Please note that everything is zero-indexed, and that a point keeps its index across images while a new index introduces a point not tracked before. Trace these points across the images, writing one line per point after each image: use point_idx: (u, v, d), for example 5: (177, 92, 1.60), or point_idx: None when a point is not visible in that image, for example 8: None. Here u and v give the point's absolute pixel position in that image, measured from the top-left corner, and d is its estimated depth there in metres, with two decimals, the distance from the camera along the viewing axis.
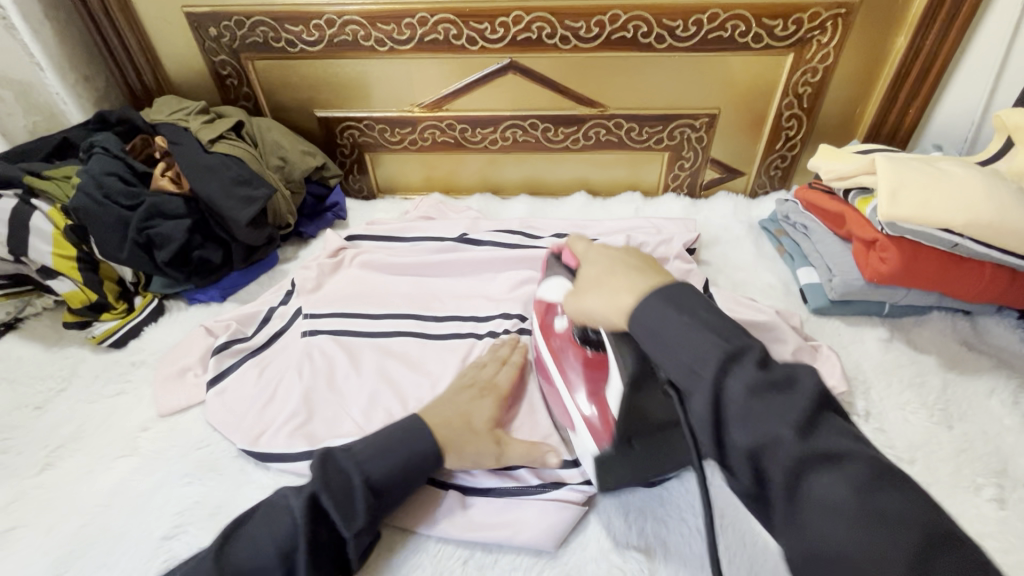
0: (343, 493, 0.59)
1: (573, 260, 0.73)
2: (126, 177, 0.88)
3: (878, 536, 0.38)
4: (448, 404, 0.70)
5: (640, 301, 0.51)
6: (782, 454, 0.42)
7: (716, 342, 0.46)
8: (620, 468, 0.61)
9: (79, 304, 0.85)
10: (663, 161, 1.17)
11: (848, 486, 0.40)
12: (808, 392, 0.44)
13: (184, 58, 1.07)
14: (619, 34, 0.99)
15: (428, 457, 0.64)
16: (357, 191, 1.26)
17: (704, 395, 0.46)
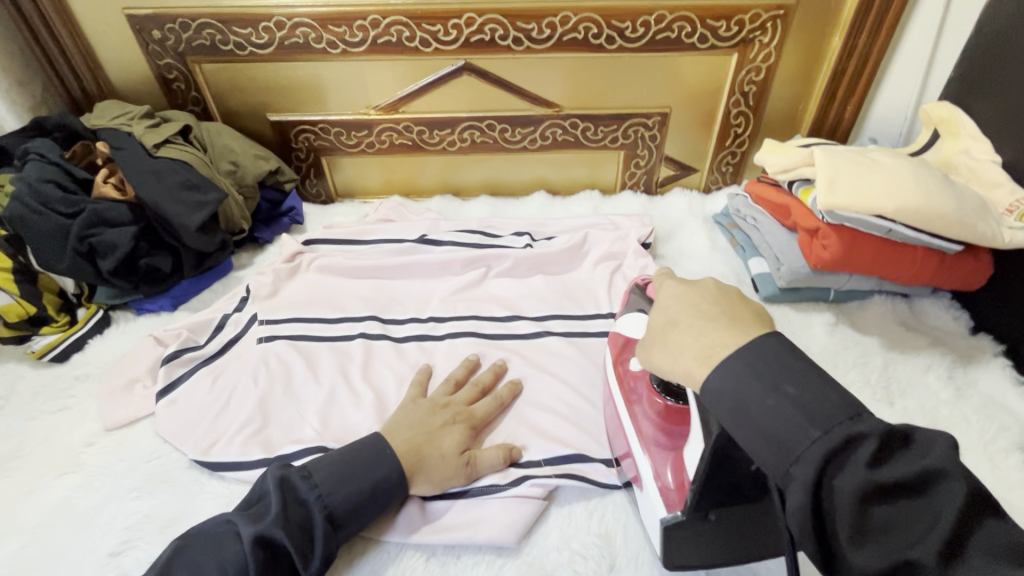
0: (299, 525, 0.57)
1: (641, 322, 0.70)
2: (66, 184, 0.84)
3: None
4: (418, 429, 0.67)
5: (714, 367, 0.49)
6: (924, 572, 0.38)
7: (816, 435, 0.42)
8: (687, 538, 0.57)
9: (15, 317, 0.80)
10: (620, 159, 1.20)
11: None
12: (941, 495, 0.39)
13: (127, 61, 1.04)
14: (571, 35, 1.01)
15: (392, 483, 0.62)
16: (315, 196, 1.24)
17: (804, 492, 0.41)
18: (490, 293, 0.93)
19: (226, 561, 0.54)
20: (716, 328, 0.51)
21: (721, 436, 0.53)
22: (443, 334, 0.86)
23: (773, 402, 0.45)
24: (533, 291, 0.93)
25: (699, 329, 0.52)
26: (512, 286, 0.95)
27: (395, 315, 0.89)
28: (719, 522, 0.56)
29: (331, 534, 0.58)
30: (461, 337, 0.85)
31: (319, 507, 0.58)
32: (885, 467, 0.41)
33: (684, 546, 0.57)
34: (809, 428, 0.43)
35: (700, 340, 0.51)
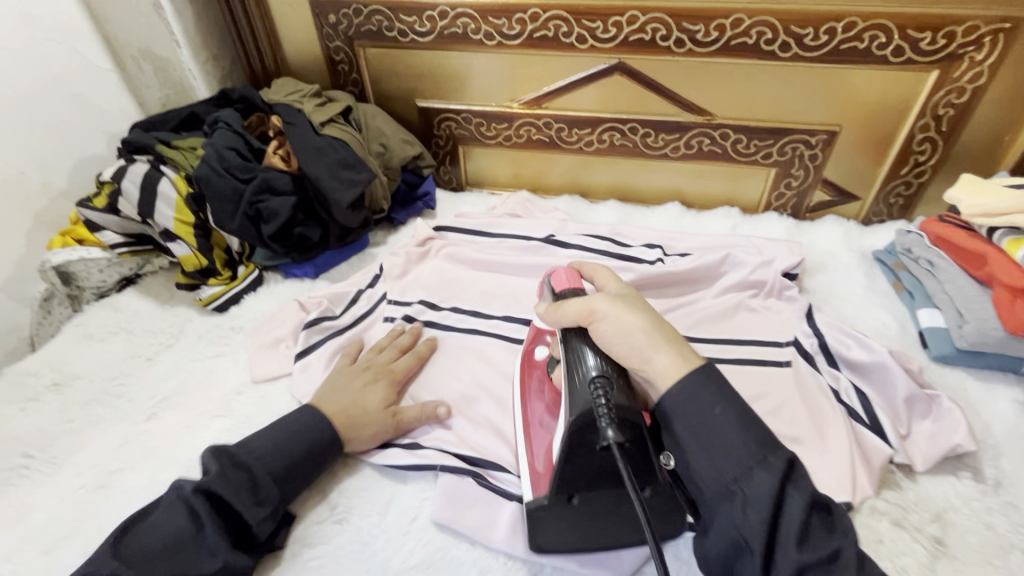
0: (246, 486, 0.59)
1: (573, 277, 0.71)
2: (244, 152, 0.93)
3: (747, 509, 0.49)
4: (343, 390, 0.71)
5: (685, 374, 0.55)
6: (837, 574, 0.46)
7: (771, 450, 0.50)
8: (551, 522, 0.58)
9: (191, 267, 0.91)
10: (769, 177, 1.10)
11: (780, 498, 0.48)
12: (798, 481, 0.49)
13: (303, 41, 1.12)
14: (740, 40, 0.93)
15: (325, 445, 0.65)
16: (446, 182, 1.27)
17: (772, 479, 0.49)
18: None
19: (179, 522, 0.55)
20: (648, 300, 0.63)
21: (584, 429, 0.57)
22: None
23: (729, 413, 0.52)
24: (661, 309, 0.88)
25: (663, 326, 0.60)
26: None
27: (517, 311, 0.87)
28: (581, 508, 0.58)
29: (274, 493, 0.60)
30: None
31: (258, 468, 0.60)
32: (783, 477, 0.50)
33: (551, 529, 0.58)
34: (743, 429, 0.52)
35: (663, 362, 0.56)
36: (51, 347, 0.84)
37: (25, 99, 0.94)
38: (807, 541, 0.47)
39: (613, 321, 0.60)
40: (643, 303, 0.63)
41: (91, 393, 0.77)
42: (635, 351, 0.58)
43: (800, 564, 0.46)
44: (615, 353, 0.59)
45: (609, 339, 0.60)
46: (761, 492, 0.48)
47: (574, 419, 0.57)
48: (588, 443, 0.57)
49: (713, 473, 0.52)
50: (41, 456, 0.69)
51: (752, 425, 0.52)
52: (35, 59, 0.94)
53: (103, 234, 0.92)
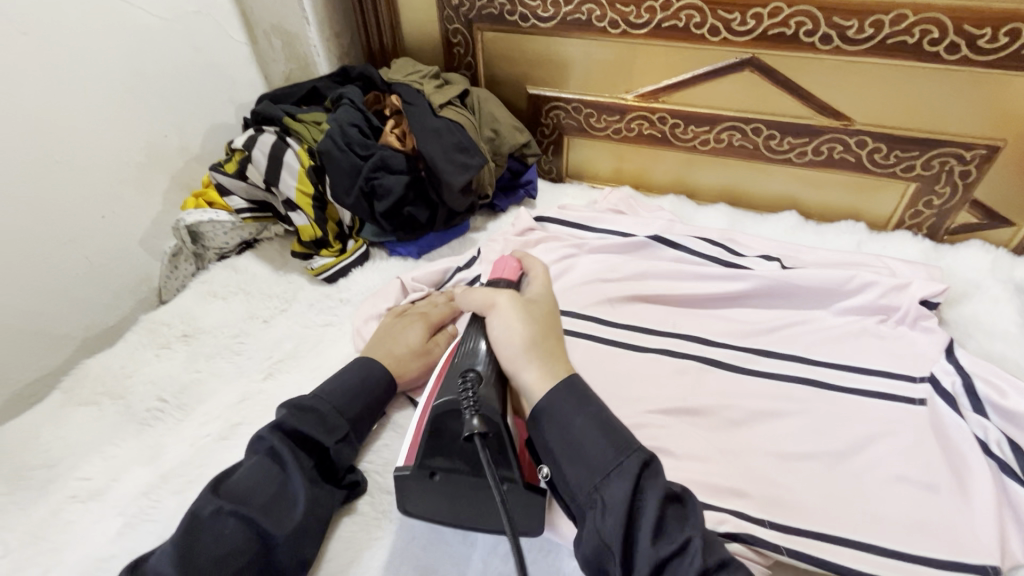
0: (317, 423, 0.63)
1: (510, 265, 0.74)
2: (364, 129, 0.95)
3: (610, 508, 0.49)
4: (384, 338, 0.76)
5: (557, 381, 0.57)
6: (688, 562, 0.46)
7: (637, 449, 0.52)
8: (415, 493, 0.57)
9: (307, 238, 0.95)
10: (905, 192, 1.00)
11: (648, 498, 0.49)
12: (659, 481, 0.50)
13: (424, 22, 1.13)
14: (898, 39, 0.84)
15: (378, 379, 0.70)
16: (546, 172, 1.25)
17: (627, 482, 0.49)
18: (725, 314, 0.84)
19: (263, 461, 0.59)
20: (534, 312, 0.65)
21: (446, 417, 0.58)
22: (664, 346, 0.78)
23: (585, 413, 0.54)
24: (778, 324, 0.82)
25: (546, 338, 0.62)
26: (752, 314, 0.85)
27: (614, 314, 0.84)
28: (443, 484, 0.56)
29: (344, 424, 0.65)
30: (687, 358, 0.76)
31: (325, 406, 0.64)
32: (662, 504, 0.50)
33: (418, 497, 0.57)
34: (600, 424, 0.54)
35: (547, 363, 0.59)
36: (181, 299, 0.90)
37: (173, 66, 1.00)
38: (661, 534, 0.48)
39: (502, 331, 0.62)
40: (551, 312, 0.67)
41: (214, 348, 0.82)
42: (512, 362, 0.60)
43: (656, 557, 0.47)
44: (506, 346, 0.61)
45: (498, 340, 0.62)
46: (617, 492, 0.49)
47: (439, 402, 0.59)
48: (450, 432, 0.58)
49: (579, 482, 0.52)
50: (173, 402, 0.74)
51: (613, 431, 0.53)
52: (183, 29, 1.00)
53: (231, 199, 0.97)
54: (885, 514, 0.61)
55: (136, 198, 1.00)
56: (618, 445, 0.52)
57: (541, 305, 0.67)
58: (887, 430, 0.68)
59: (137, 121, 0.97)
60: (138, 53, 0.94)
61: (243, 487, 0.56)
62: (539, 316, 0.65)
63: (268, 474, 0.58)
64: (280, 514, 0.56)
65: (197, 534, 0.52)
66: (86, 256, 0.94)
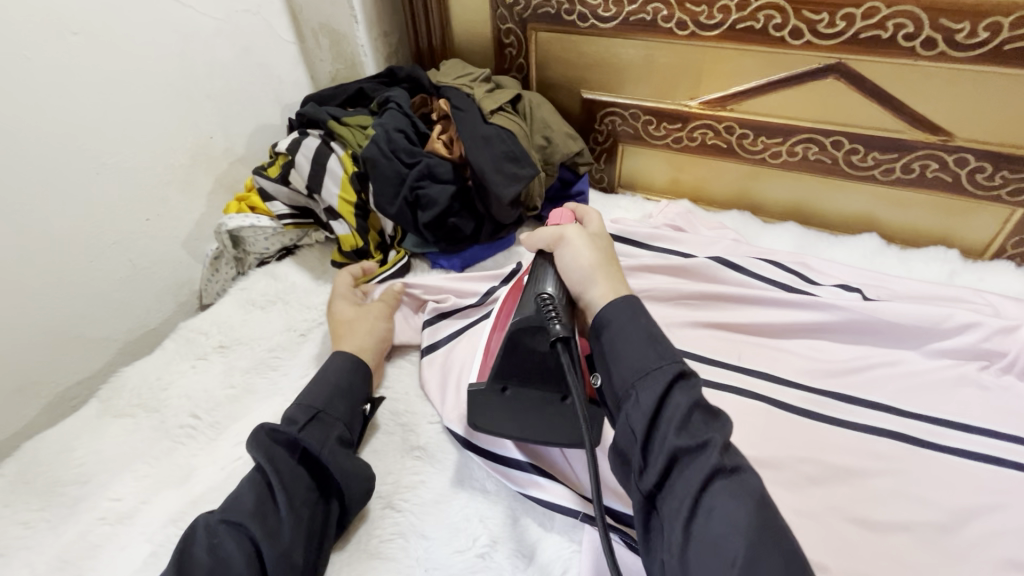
0: (286, 419, 0.60)
1: (567, 216, 0.69)
2: (410, 135, 0.91)
3: (649, 409, 0.49)
4: (360, 322, 0.77)
5: (613, 301, 0.57)
6: (701, 459, 0.46)
7: (672, 359, 0.51)
8: (488, 412, 0.61)
9: (348, 248, 0.91)
10: (1012, 218, 0.88)
11: (682, 414, 0.47)
12: (700, 417, 0.47)
13: (475, 22, 1.08)
14: (1018, 44, 0.74)
15: (345, 365, 0.68)
16: (596, 181, 1.18)
17: (655, 390, 0.49)
18: (799, 351, 0.75)
19: (249, 473, 0.57)
20: (601, 251, 0.63)
21: (524, 333, 0.60)
22: (730, 385, 0.70)
23: (640, 323, 0.54)
24: (861, 365, 0.73)
25: (613, 264, 0.62)
26: (830, 352, 0.76)
27: (672, 345, 0.76)
28: (511, 399, 0.60)
29: (316, 410, 0.62)
30: (757, 402, 0.68)
31: (294, 406, 0.62)
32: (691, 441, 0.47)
33: (489, 412, 0.60)
34: (652, 343, 0.52)
35: (614, 279, 0.59)
36: (220, 307, 0.88)
37: (221, 67, 0.99)
38: (686, 429, 0.47)
39: (573, 250, 0.62)
40: (613, 249, 0.64)
41: (251, 361, 0.80)
42: (580, 280, 0.60)
43: (673, 447, 0.46)
44: (580, 271, 0.60)
45: (568, 266, 0.61)
46: (649, 396, 0.49)
47: (517, 318, 0.61)
48: (524, 347, 0.60)
49: (624, 421, 0.50)
50: (206, 419, 0.72)
51: (657, 344, 0.52)
52: (232, 28, 0.98)
53: (273, 204, 0.94)
54: None
55: (181, 200, 0.99)
56: (665, 358, 0.51)
57: (609, 241, 0.65)
58: (1000, 503, 0.58)
59: (183, 122, 0.95)
60: (187, 53, 0.93)
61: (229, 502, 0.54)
62: (607, 253, 0.62)
63: (249, 483, 0.55)
64: (266, 517, 0.53)
65: (188, 551, 0.50)
66: (130, 258, 0.93)
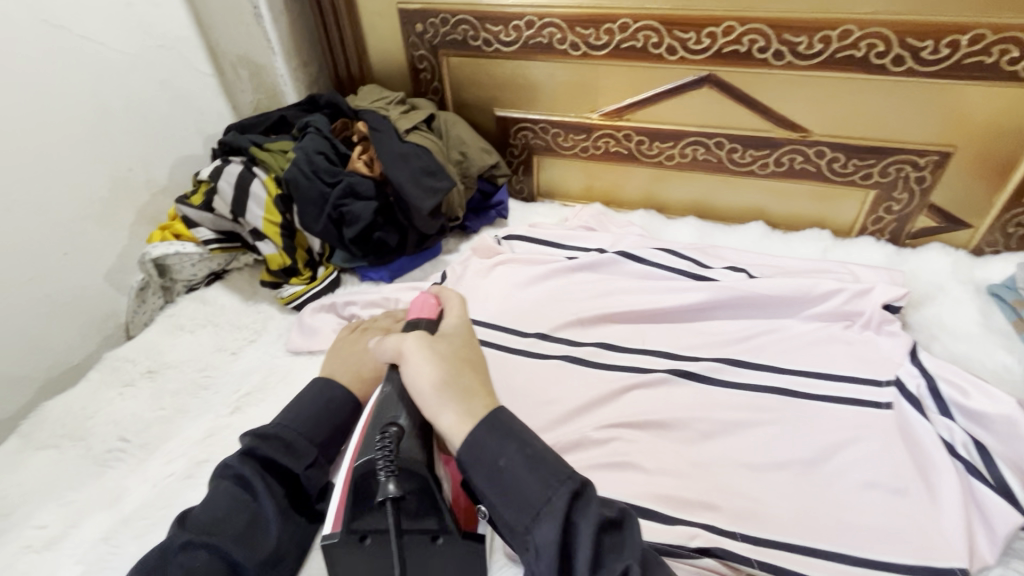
0: (284, 449, 0.61)
1: (427, 305, 0.67)
2: (331, 156, 0.95)
3: (542, 530, 0.45)
4: (346, 356, 0.74)
5: (478, 422, 0.50)
6: (589, 547, 0.44)
7: (566, 481, 0.46)
8: (346, 556, 0.53)
9: (276, 267, 0.94)
10: (867, 200, 1.02)
11: (575, 522, 0.45)
12: (580, 499, 0.46)
13: (390, 51, 1.15)
14: (846, 53, 0.87)
15: (341, 401, 0.67)
16: (517, 192, 1.26)
17: (553, 524, 0.45)
18: (695, 327, 0.85)
19: (230, 490, 0.57)
20: (450, 365, 0.56)
21: (369, 477, 0.53)
22: (635, 361, 0.78)
23: (512, 448, 0.48)
24: (747, 334, 0.83)
25: (464, 377, 0.55)
26: (721, 325, 0.85)
27: (584, 331, 0.84)
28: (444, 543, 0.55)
29: (313, 450, 0.62)
30: (658, 373, 0.77)
31: (293, 432, 0.62)
32: (590, 542, 0.44)
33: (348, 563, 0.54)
34: (520, 458, 0.48)
35: (469, 388, 0.54)
36: (146, 335, 0.88)
37: (137, 102, 1.00)
38: (595, 535, 0.45)
39: (412, 371, 0.55)
40: (471, 360, 0.58)
41: (181, 383, 0.81)
42: (426, 407, 0.54)
43: (585, 554, 0.44)
44: (423, 386, 0.54)
45: (413, 387, 0.55)
46: (536, 494, 0.46)
47: (358, 469, 0.53)
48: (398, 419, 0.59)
49: (512, 524, 0.47)
50: (135, 441, 0.73)
51: (541, 464, 0.48)
52: (147, 63, 1.00)
53: (198, 230, 0.96)
54: (860, 520, 0.61)
55: (100, 233, 0.99)
56: (548, 476, 0.47)
57: (467, 347, 0.60)
58: (857, 435, 0.68)
59: (100, 157, 0.96)
60: (100, 89, 0.94)
61: (210, 518, 0.54)
62: (457, 358, 0.58)
63: (235, 501, 0.56)
64: (250, 545, 0.54)
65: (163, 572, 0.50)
66: (47, 294, 0.92)
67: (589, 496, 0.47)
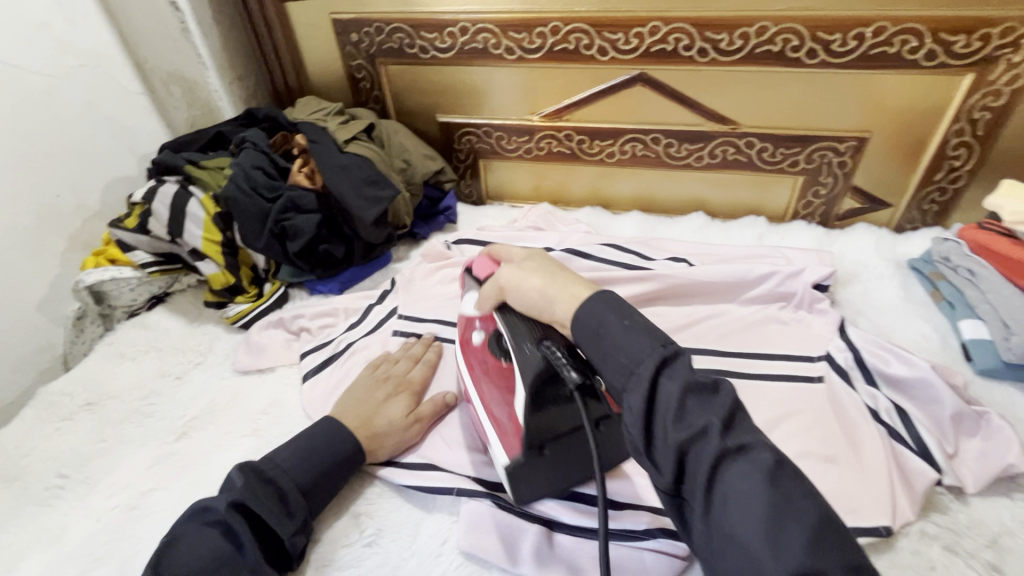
0: (275, 500, 0.59)
1: (489, 263, 0.65)
2: (270, 171, 0.94)
3: (698, 418, 0.40)
4: (362, 406, 0.71)
5: (586, 298, 0.50)
6: (706, 451, 0.39)
7: (655, 345, 0.44)
8: (529, 476, 0.59)
9: (220, 286, 0.92)
10: (797, 185, 1.07)
11: (677, 389, 0.41)
12: (678, 377, 0.42)
13: (327, 62, 1.14)
14: (765, 47, 0.92)
15: (349, 457, 0.66)
16: (466, 196, 1.27)
17: (642, 388, 0.42)
18: None
19: (213, 540, 0.54)
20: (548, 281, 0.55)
21: (546, 378, 0.55)
22: None
23: (614, 315, 0.47)
24: (689, 321, 0.86)
25: (561, 274, 0.56)
26: (664, 314, 0.88)
27: None
28: (551, 457, 0.59)
29: (304, 505, 0.61)
30: None
31: (284, 479, 0.61)
32: (688, 416, 0.40)
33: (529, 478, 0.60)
34: (621, 322, 0.46)
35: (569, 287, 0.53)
36: (84, 366, 0.85)
37: (62, 125, 0.97)
38: (684, 419, 0.40)
39: (517, 285, 0.57)
40: (555, 259, 0.59)
41: (123, 413, 0.79)
42: (536, 307, 0.55)
43: (677, 445, 0.39)
44: (535, 289, 0.55)
45: (526, 298, 0.56)
46: (635, 396, 0.43)
47: (532, 375, 0.54)
48: (550, 397, 0.56)
49: (612, 386, 0.46)
50: (76, 476, 0.70)
51: (642, 329, 0.45)
52: (69, 85, 0.97)
53: (134, 254, 0.93)
54: None
55: (29, 263, 0.95)
56: (655, 338, 0.44)
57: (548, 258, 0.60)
58: (791, 410, 0.72)
59: (24, 184, 0.92)
60: (19, 114, 0.90)
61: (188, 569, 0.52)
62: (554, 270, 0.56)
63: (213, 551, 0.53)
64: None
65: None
66: None
67: (678, 374, 0.42)
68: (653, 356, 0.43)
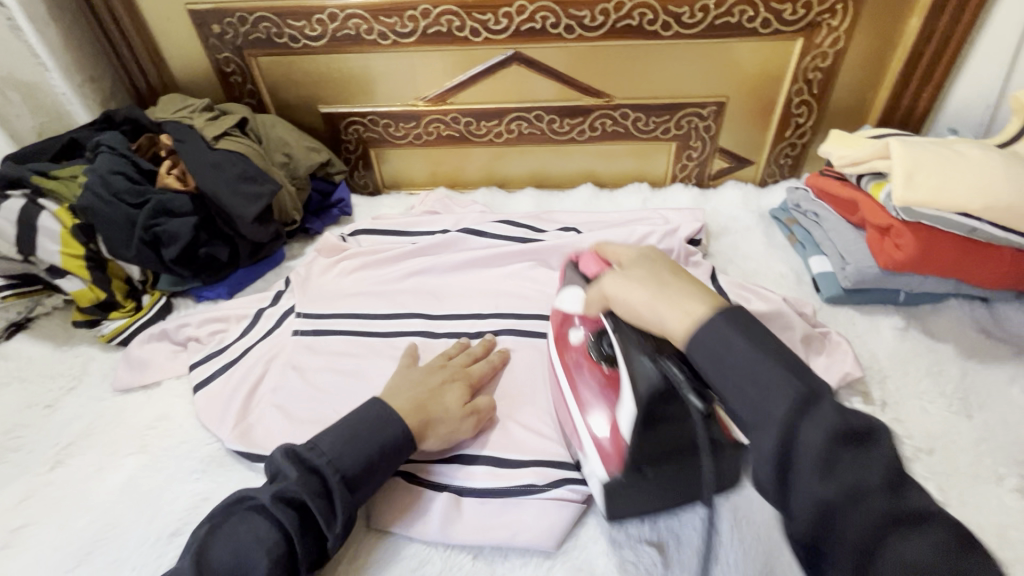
0: (322, 491, 0.55)
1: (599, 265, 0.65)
2: (133, 175, 0.88)
3: (846, 472, 0.38)
4: (421, 389, 0.67)
5: (703, 321, 0.48)
6: (867, 504, 0.37)
7: (791, 383, 0.42)
8: (628, 494, 0.58)
9: (87, 303, 0.85)
10: (671, 151, 1.16)
11: (823, 433, 0.39)
12: (833, 417, 0.40)
13: (190, 58, 1.08)
14: (624, 22, 0.98)
15: (399, 443, 0.61)
16: (362, 187, 1.25)
17: (773, 432, 0.41)
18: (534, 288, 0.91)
19: (262, 528, 0.53)
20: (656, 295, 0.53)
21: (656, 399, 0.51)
22: (482, 332, 0.82)
23: (750, 344, 0.45)
24: None
25: (672, 285, 0.53)
26: None
27: (435, 308, 0.86)
28: (653, 477, 0.57)
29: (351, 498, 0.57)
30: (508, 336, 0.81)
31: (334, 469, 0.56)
32: (835, 472, 0.38)
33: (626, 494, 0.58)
34: (751, 356, 0.44)
35: (684, 295, 0.51)
36: None
37: None
38: (832, 471, 0.38)
39: (623, 296, 0.55)
40: (666, 266, 0.57)
41: None
42: (640, 318, 0.53)
43: (825, 497, 0.38)
44: (642, 299, 0.53)
45: (628, 311, 0.55)
46: (768, 440, 0.41)
47: (643, 389, 0.51)
48: (663, 414, 0.52)
49: (744, 418, 0.44)
50: None
51: (774, 362, 0.44)
52: None
53: None
54: None
55: None
56: (789, 385, 0.42)
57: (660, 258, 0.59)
58: None
59: None
60: None
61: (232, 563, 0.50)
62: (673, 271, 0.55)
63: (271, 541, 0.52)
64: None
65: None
66: None
67: (815, 416, 0.41)
68: (796, 395, 0.42)
